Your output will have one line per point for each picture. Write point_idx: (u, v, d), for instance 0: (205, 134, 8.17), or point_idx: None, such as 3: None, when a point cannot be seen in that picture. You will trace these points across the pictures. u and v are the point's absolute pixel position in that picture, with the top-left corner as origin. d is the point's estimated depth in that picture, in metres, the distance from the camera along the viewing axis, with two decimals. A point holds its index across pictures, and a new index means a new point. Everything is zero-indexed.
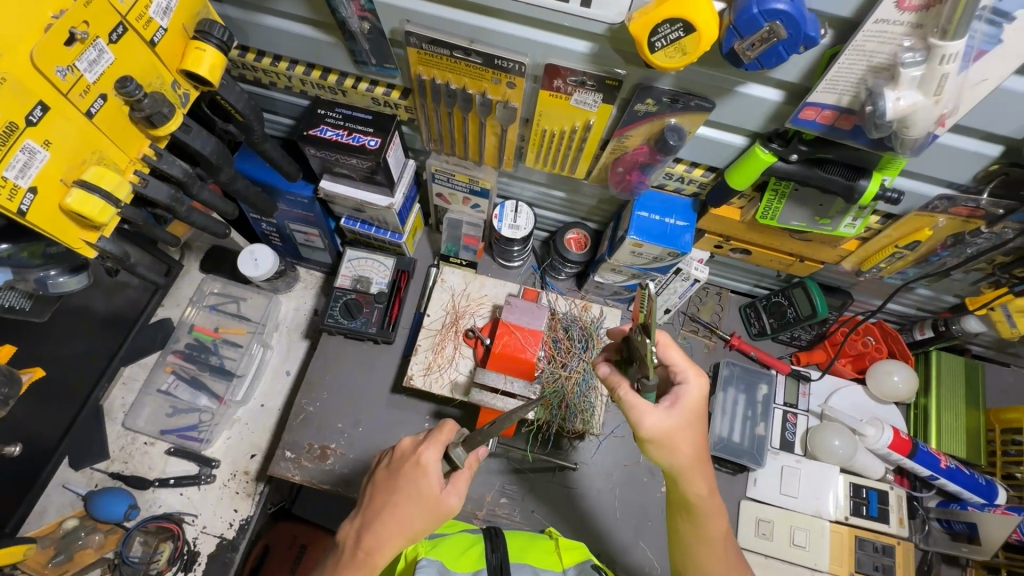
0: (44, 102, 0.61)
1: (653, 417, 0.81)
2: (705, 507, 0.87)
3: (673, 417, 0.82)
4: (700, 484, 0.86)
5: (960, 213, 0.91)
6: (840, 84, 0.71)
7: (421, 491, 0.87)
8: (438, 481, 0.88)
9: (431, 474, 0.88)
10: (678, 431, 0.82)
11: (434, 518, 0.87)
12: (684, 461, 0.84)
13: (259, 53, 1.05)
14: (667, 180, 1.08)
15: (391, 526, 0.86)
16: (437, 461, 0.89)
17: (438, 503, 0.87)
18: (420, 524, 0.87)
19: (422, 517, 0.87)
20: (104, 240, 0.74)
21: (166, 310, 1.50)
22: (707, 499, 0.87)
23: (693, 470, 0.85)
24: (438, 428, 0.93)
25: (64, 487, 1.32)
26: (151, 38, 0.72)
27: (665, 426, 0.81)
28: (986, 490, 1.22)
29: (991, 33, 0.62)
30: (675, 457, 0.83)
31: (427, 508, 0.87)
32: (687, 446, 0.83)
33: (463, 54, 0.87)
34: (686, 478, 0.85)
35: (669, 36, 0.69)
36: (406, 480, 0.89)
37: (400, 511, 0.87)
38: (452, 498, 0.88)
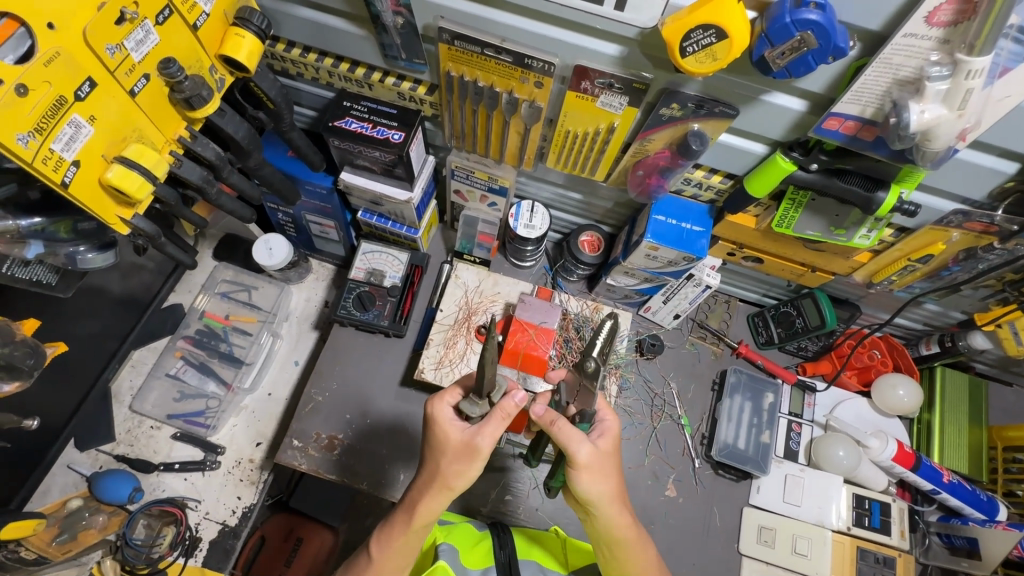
0: (92, 78, 0.63)
1: (585, 445, 0.81)
2: (629, 537, 0.86)
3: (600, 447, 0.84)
4: (618, 516, 0.85)
5: (975, 228, 0.93)
6: (865, 96, 0.73)
7: (437, 440, 0.83)
8: (454, 429, 0.83)
9: (446, 425, 0.83)
10: (603, 466, 0.83)
11: (463, 461, 0.82)
12: (606, 491, 0.83)
13: (289, 44, 1.07)
14: (685, 185, 1.09)
15: (423, 476, 0.85)
16: (451, 413, 0.85)
17: (461, 445, 0.82)
18: (447, 467, 0.82)
19: (449, 462, 0.82)
20: (137, 218, 0.76)
21: (178, 296, 1.50)
22: (630, 530, 0.86)
23: (614, 501, 0.84)
24: (456, 384, 0.90)
25: (68, 467, 1.32)
26: (195, 22, 0.74)
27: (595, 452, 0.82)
28: (987, 506, 1.23)
29: (1015, 51, 0.64)
30: (602, 488, 0.83)
31: (452, 454, 0.82)
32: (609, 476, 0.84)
33: (493, 52, 0.89)
34: (606, 510, 0.84)
35: (701, 41, 0.71)
36: (428, 433, 0.86)
37: (426, 462, 0.85)
38: (479, 438, 0.81)
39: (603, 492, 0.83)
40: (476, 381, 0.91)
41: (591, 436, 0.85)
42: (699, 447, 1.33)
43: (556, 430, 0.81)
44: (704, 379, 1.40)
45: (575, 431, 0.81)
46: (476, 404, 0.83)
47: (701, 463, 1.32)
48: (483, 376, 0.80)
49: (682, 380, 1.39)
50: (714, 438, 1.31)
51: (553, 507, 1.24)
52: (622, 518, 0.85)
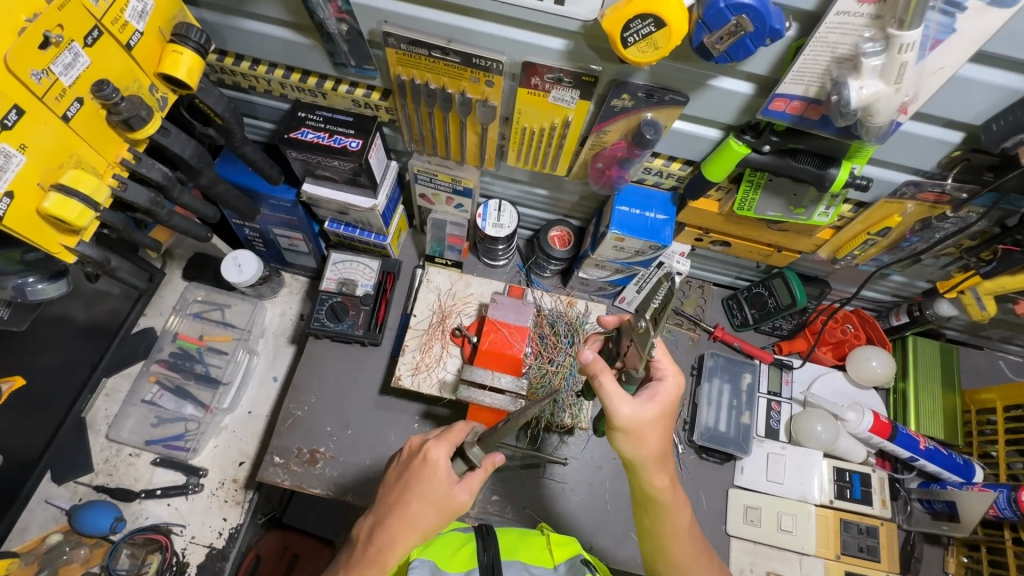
0: (19, 106, 0.62)
1: (627, 406, 0.81)
2: (662, 501, 0.87)
3: (650, 410, 0.82)
4: (658, 479, 0.86)
5: (927, 198, 0.94)
6: (806, 75, 0.74)
7: (430, 486, 0.85)
8: (449, 479, 0.86)
9: (438, 472, 0.86)
10: (646, 430, 0.82)
11: (446, 514, 0.86)
12: (644, 457, 0.83)
13: (238, 57, 1.06)
14: (646, 174, 1.10)
15: (402, 521, 0.85)
16: (446, 458, 0.88)
17: (448, 500, 0.86)
18: (431, 521, 0.85)
19: (433, 513, 0.85)
20: (83, 245, 0.75)
21: (149, 319, 1.48)
22: (667, 492, 0.87)
23: (653, 465, 0.85)
24: (447, 429, 0.93)
25: (46, 502, 1.29)
26: (128, 41, 0.72)
27: (640, 417, 0.81)
28: (964, 469, 1.25)
29: (944, 23, 0.65)
30: (642, 450, 0.83)
31: (437, 504, 0.85)
32: (651, 443, 0.83)
33: (441, 54, 0.88)
34: (649, 472, 0.85)
35: (641, 31, 0.71)
36: (415, 477, 0.87)
37: (412, 508, 0.85)
38: (462, 493, 0.87)
39: (644, 457, 0.84)
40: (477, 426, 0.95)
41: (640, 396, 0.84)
42: (682, 433, 1.33)
43: (600, 385, 0.81)
44: (683, 365, 1.40)
45: (618, 390, 0.81)
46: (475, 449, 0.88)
47: (685, 448, 1.32)
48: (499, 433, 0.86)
49: None
50: (696, 423, 1.32)
51: (540, 504, 1.24)
52: (664, 480, 0.86)
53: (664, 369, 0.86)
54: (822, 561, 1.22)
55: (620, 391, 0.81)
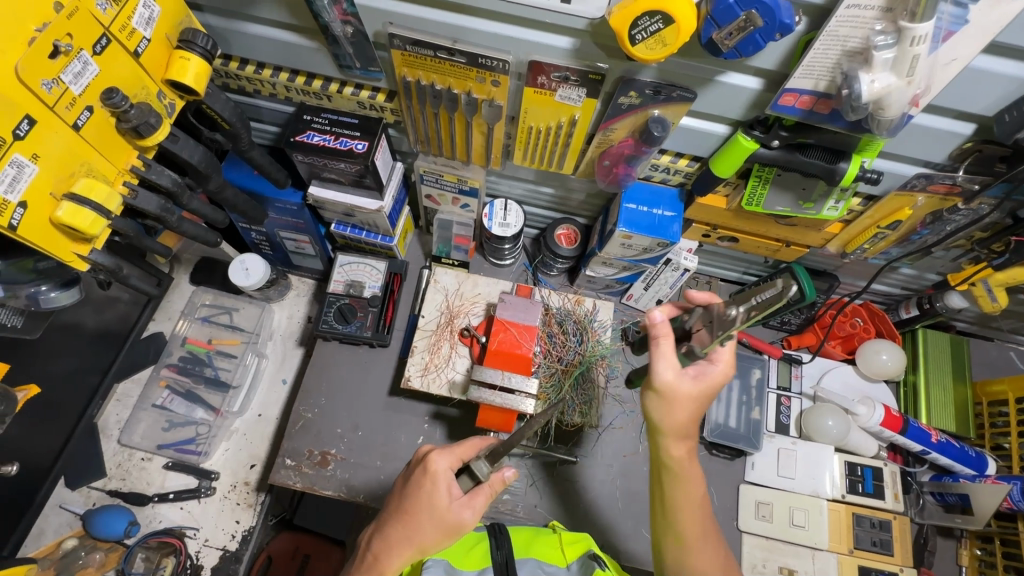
0: (31, 116, 0.62)
1: (670, 372, 0.84)
2: (681, 470, 0.87)
3: (692, 386, 0.85)
4: (684, 449, 0.86)
5: (938, 190, 0.94)
6: (816, 69, 0.73)
7: (428, 497, 0.85)
8: (448, 493, 0.85)
9: (439, 484, 0.86)
10: (682, 398, 0.85)
11: (445, 532, 0.84)
12: (681, 421, 0.85)
13: (242, 61, 1.06)
14: (653, 171, 1.09)
15: (398, 533, 0.85)
16: (448, 470, 0.87)
17: (448, 515, 0.84)
18: (429, 537, 0.84)
19: (431, 528, 0.84)
20: (96, 253, 0.75)
21: (158, 324, 1.49)
22: (683, 463, 0.87)
23: (684, 435, 0.86)
24: (458, 442, 0.92)
25: (61, 507, 1.30)
26: (135, 48, 0.72)
27: (679, 386, 0.84)
28: (977, 462, 1.24)
29: (957, 14, 0.64)
30: (671, 415, 0.85)
31: (436, 519, 0.84)
32: (691, 410, 0.85)
33: (447, 54, 0.88)
34: (671, 438, 0.86)
35: (649, 28, 0.70)
36: (415, 488, 0.87)
37: (408, 519, 0.84)
38: (464, 510, 0.85)
39: (680, 423, 0.85)
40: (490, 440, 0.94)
41: (689, 373, 0.86)
42: None
43: (655, 345, 0.85)
44: None
45: (670, 354, 0.85)
46: (484, 465, 0.87)
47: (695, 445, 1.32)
48: (502, 450, 0.86)
49: None
50: (706, 420, 1.32)
51: (552, 502, 1.24)
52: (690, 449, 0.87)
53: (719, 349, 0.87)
54: (834, 556, 1.22)
55: (667, 354, 0.85)
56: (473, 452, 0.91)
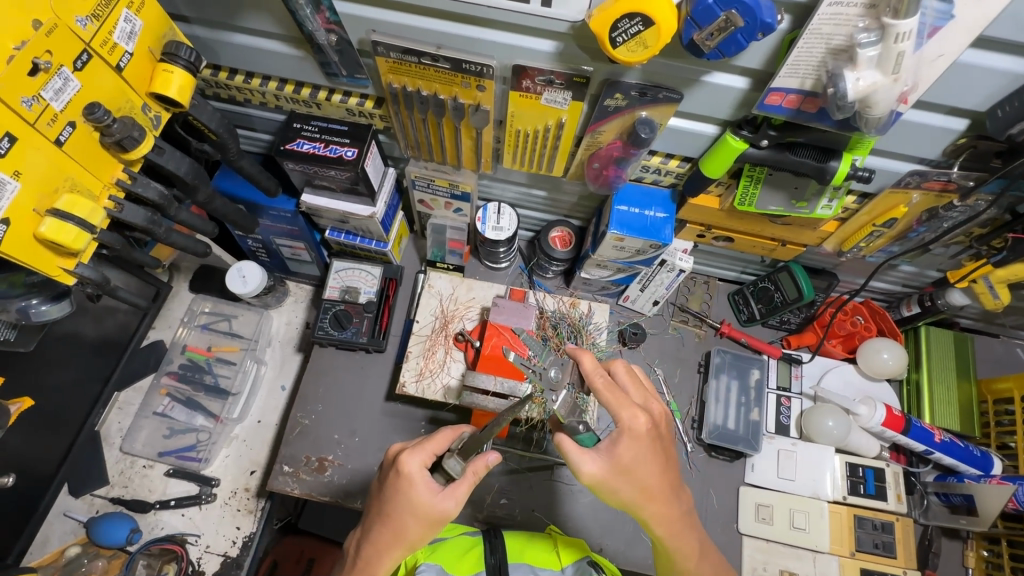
0: (11, 133, 0.62)
1: (593, 463, 0.81)
2: (668, 534, 0.87)
3: (615, 465, 0.81)
4: (659, 511, 0.85)
5: (933, 187, 0.92)
6: (801, 68, 0.72)
7: (407, 498, 0.84)
8: (427, 489, 0.84)
9: (415, 483, 0.84)
10: (624, 475, 0.82)
11: (430, 523, 0.85)
12: (634, 494, 0.83)
13: (232, 71, 1.06)
14: (644, 173, 1.08)
15: (383, 535, 0.85)
16: (422, 468, 0.85)
17: (430, 510, 0.84)
18: (415, 532, 0.85)
19: (415, 523, 0.84)
20: (83, 267, 0.76)
21: (158, 332, 1.50)
22: (666, 530, 0.86)
23: (651, 501, 0.84)
24: (429, 437, 0.90)
25: (64, 515, 1.32)
26: (118, 62, 0.73)
27: (607, 473, 0.81)
28: (981, 462, 1.22)
29: (942, 9, 0.63)
30: (629, 495, 0.83)
31: (418, 515, 0.84)
32: (636, 482, 0.82)
33: (431, 60, 0.88)
34: (648, 515, 0.85)
35: (629, 30, 0.70)
36: (392, 490, 0.86)
37: (392, 521, 0.85)
38: (447, 502, 0.84)
39: (636, 496, 0.83)
40: (465, 428, 0.92)
41: (604, 450, 0.83)
42: (690, 431, 1.32)
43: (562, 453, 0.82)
44: (690, 362, 1.39)
45: (580, 450, 0.82)
46: (457, 460, 0.86)
47: (694, 447, 1.31)
48: (475, 441, 0.84)
49: (668, 364, 1.39)
50: (704, 421, 1.31)
51: (549, 506, 1.24)
52: (668, 511, 0.86)
53: (618, 417, 0.83)
54: (836, 558, 1.20)
55: (580, 449, 0.82)
56: (447, 444, 0.89)
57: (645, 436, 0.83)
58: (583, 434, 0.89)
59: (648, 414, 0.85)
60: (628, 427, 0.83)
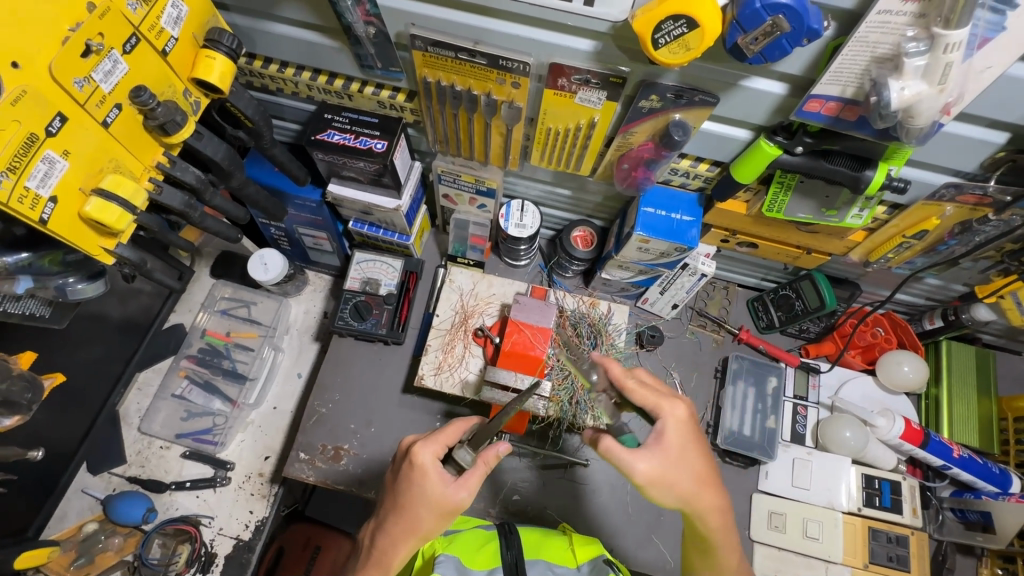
0: (63, 113, 0.64)
1: (642, 461, 0.81)
2: (721, 524, 0.87)
3: (660, 459, 0.81)
4: (712, 501, 0.85)
5: (968, 201, 0.91)
6: (844, 75, 0.72)
7: (422, 489, 0.85)
8: (440, 480, 0.85)
9: (429, 474, 0.85)
10: (674, 468, 0.82)
11: (444, 515, 0.86)
12: (690, 483, 0.83)
13: (266, 60, 1.07)
14: (672, 175, 1.08)
15: (397, 525, 0.86)
16: (435, 458, 0.86)
17: (444, 501, 0.85)
18: (429, 523, 0.85)
19: (430, 513, 0.85)
20: (121, 247, 0.77)
21: (179, 316, 1.51)
22: (716, 515, 0.86)
23: (707, 487, 0.84)
24: (441, 429, 0.91)
25: (82, 492, 1.33)
26: (163, 47, 0.74)
27: (657, 469, 0.81)
28: (1000, 479, 1.21)
29: (993, 21, 0.63)
30: (682, 493, 0.83)
31: (433, 505, 0.85)
32: (690, 469, 0.83)
33: (468, 55, 0.88)
34: (700, 506, 0.85)
35: (673, 32, 0.69)
36: (406, 481, 0.87)
37: (406, 512, 0.85)
38: (460, 492, 0.85)
39: (690, 488, 0.83)
40: (475, 423, 0.93)
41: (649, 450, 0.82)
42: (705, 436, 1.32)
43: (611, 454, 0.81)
44: (706, 367, 1.39)
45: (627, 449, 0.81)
46: (467, 451, 0.86)
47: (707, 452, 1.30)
48: (485, 431, 0.85)
49: (684, 369, 1.38)
50: (719, 427, 1.30)
51: (562, 504, 1.24)
52: (718, 501, 0.86)
53: (658, 409, 0.84)
54: (848, 569, 1.20)
55: (626, 450, 0.81)
56: (458, 436, 0.90)
57: (689, 420, 0.84)
58: (624, 434, 0.88)
59: (686, 401, 0.86)
60: (671, 414, 0.83)
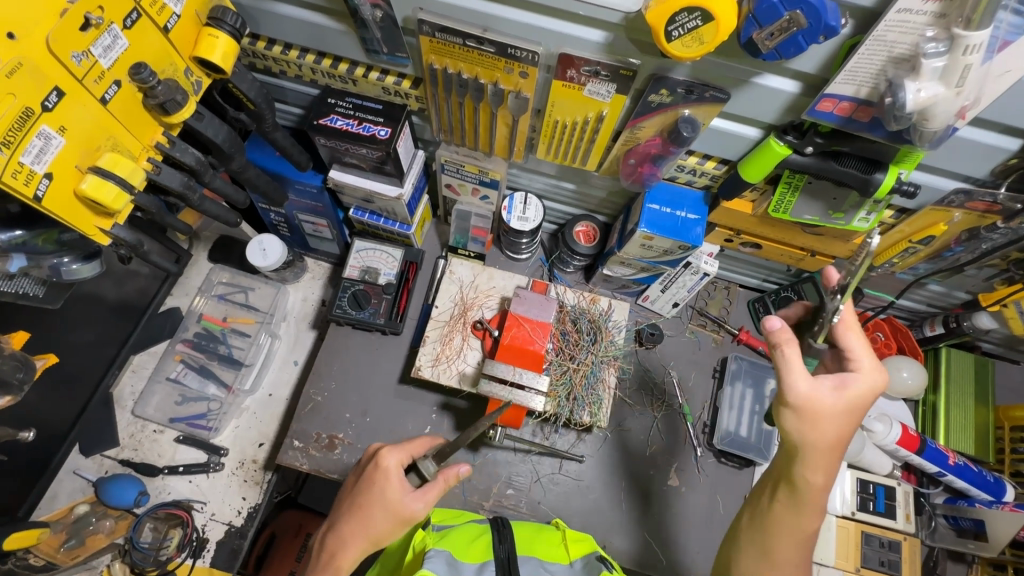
0: (60, 87, 0.62)
1: (804, 383, 0.78)
2: (812, 502, 0.82)
3: (838, 401, 0.78)
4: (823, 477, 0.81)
5: (977, 208, 0.90)
6: (859, 75, 0.71)
7: (380, 492, 0.85)
8: (399, 486, 0.86)
9: (390, 478, 0.86)
10: (848, 415, 0.79)
11: (396, 523, 0.85)
12: (829, 443, 0.79)
13: (270, 41, 1.05)
14: (678, 172, 1.07)
15: (349, 525, 0.85)
16: (399, 465, 0.88)
17: (398, 507, 0.85)
18: (380, 528, 0.84)
19: (382, 518, 0.84)
20: (117, 228, 0.75)
21: (175, 299, 1.50)
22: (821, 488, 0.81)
23: (835, 453, 0.80)
24: (408, 441, 0.93)
25: (74, 473, 1.33)
26: (164, 24, 0.73)
27: (817, 398, 0.78)
28: (994, 487, 1.21)
29: (1016, 23, 0.62)
30: (813, 437, 0.79)
31: (386, 510, 0.85)
32: (837, 431, 0.79)
33: (476, 43, 0.86)
34: (820, 465, 0.80)
35: (687, 24, 0.68)
36: (366, 482, 0.88)
37: (361, 514, 0.85)
38: (415, 502, 0.85)
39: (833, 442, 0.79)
40: (442, 440, 0.95)
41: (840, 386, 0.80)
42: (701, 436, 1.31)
43: (783, 353, 0.78)
44: (705, 366, 1.38)
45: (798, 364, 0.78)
46: (430, 464, 0.89)
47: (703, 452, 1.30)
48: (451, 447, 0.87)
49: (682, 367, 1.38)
50: (716, 427, 1.30)
51: (556, 499, 1.23)
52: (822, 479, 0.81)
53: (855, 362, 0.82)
54: (840, 572, 1.20)
55: (801, 365, 0.78)
56: (424, 450, 0.92)
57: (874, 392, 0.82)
58: None
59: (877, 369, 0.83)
60: (865, 375, 0.81)
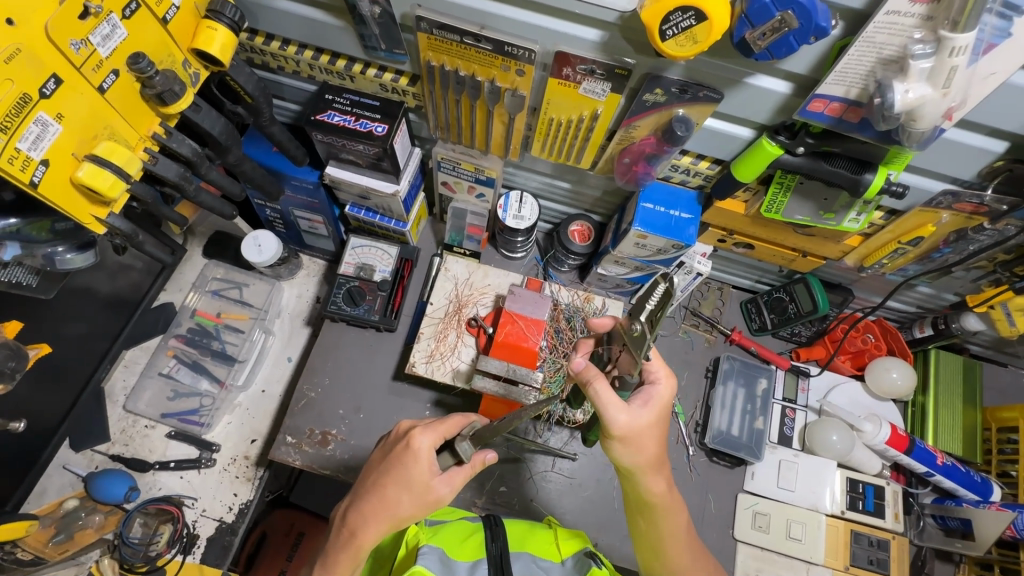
0: (58, 75, 0.62)
1: (622, 415, 0.80)
2: (665, 507, 0.87)
3: (646, 417, 0.82)
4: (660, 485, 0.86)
5: (964, 209, 0.92)
6: (849, 76, 0.72)
7: (409, 473, 0.85)
8: (429, 469, 0.85)
9: (420, 460, 0.85)
10: (645, 433, 0.82)
11: (421, 504, 0.85)
12: (640, 462, 0.83)
13: (268, 37, 1.06)
14: (672, 172, 1.08)
15: (373, 505, 0.85)
16: (431, 446, 0.86)
17: (426, 490, 0.85)
18: (407, 510, 0.85)
19: (409, 499, 0.85)
20: (113, 217, 0.76)
21: (169, 294, 1.50)
22: (665, 497, 0.87)
23: (648, 471, 0.84)
24: (440, 419, 0.90)
25: (64, 468, 1.32)
26: (164, 15, 0.73)
27: (635, 424, 0.81)
28: (981, 488, 1.22)
29: (1001, 26, 0.63)
30: (639, 457, 0.83)
31: (414, 492, 0.85)
32: (644, 451, 0.82)
33: (473, 40, 0.87)
34: (644, 475, 0.84)
35: (681, 24, 0.69)
36: (395, 461, 0.86)
37: (385, 494, 0.85)
38: (442, 486, 0.86)
39: (646, 461, 0.83)
40: (469, 418, 0.93)
41: (636, 403, 0.83)
42: (693, 435, 1.32)
43: (594, 393, 0.80)
44: (698, 366, 1.39)
45: (614, 398, 0.80)
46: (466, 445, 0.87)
47: (695, 450, 1.31)
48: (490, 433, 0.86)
49: (675, 367, 1.38)
50: (708, 426, 1.31)
51: (548, 496, 1.24)
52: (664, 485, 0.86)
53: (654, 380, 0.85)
54: (829, 571, 1.21)
55: (615, 400, 0.80)
56: (457, 429, 0.90)
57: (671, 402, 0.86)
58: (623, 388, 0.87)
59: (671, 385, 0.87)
60: (656, 394, 0.84)
